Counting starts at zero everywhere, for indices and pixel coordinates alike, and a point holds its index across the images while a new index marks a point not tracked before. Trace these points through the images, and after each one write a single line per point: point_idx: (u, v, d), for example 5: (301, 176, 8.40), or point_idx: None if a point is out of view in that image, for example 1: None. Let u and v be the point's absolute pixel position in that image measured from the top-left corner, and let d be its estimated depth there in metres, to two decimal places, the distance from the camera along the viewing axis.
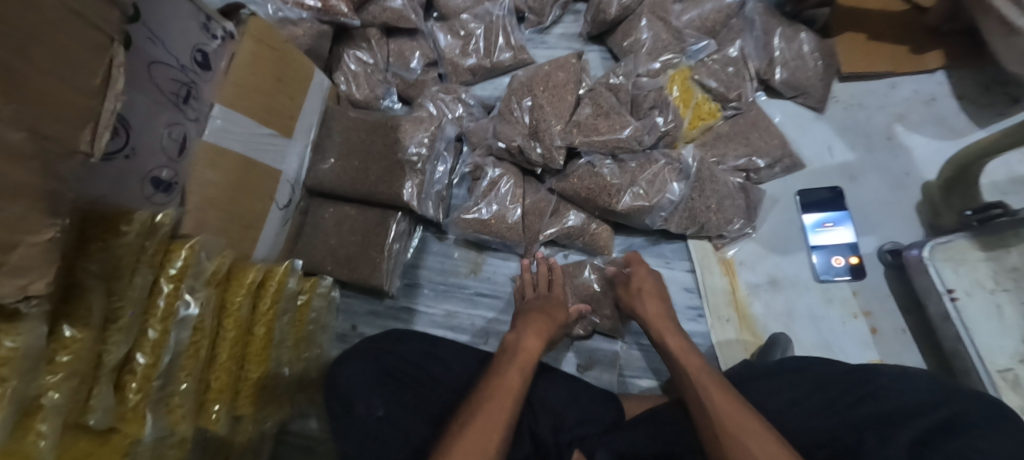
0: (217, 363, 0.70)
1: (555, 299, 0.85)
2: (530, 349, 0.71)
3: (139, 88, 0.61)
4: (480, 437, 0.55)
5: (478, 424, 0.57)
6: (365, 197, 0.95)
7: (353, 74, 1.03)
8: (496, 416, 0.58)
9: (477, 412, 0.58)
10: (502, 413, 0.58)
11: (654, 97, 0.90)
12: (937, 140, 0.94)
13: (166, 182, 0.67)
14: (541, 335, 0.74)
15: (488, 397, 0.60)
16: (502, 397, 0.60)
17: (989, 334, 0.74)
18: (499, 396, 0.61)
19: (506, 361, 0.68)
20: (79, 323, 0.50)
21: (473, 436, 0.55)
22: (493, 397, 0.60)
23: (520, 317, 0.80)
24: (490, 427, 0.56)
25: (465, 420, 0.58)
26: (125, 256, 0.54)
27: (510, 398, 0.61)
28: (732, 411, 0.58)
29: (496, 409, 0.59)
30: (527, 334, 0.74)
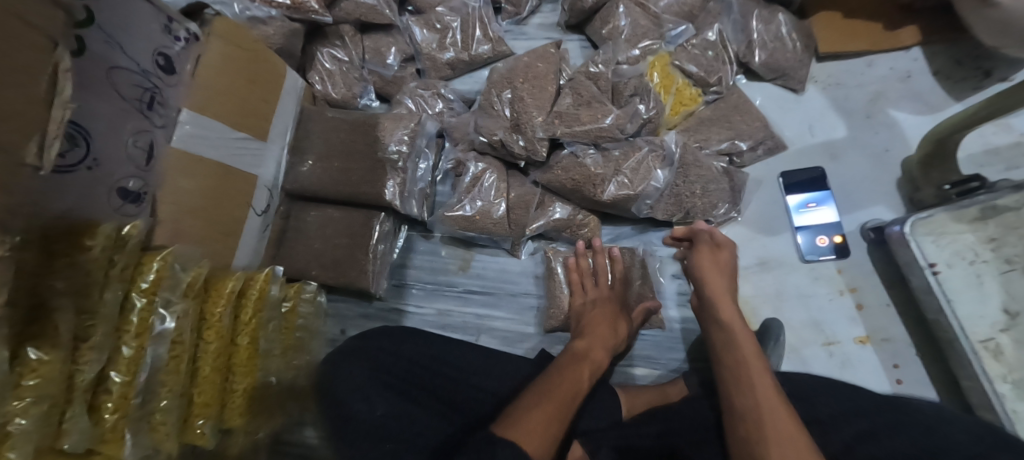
0: (200, 377, 0.69)
1: (616, 305, 0.86)
2: (596, 359, 0.74)
3: (98, 95, 0.58)
4: (545, 424, 0.58)
5: (546, 406, 0.60)
6: (347, 199, 0.93)
7: (329, 73, 1.01)
8: (562, 405, 0.62)
9: (546, 397, 0.62)
10: (564, 404, 0.62)
11: (635, 83, 0.89)
12: (915, 116, 0.95)
13: (135, 193, 0.65)
14: (606, 346, 0.78)
15: (554, 388, 0.64)
16: (568, 391, 0.64)
17: (970, 304, 0.76)
18: (566, 389, 0.65)
19: (572, 363, 0.71)
20: (46, 344, 0.48)
21: (544, 415, 0.59)
22: (560, 386, 0.65)
23: (585, 321, 0.83)
24: (556, 415, 0.60)
25: (538, 401, 0.61)
26: (93, 272, 0.52)
27: (572, 392, 0.65)
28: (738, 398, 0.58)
29: (554, 406, 0.61)
30: (596, 343, 0.78)
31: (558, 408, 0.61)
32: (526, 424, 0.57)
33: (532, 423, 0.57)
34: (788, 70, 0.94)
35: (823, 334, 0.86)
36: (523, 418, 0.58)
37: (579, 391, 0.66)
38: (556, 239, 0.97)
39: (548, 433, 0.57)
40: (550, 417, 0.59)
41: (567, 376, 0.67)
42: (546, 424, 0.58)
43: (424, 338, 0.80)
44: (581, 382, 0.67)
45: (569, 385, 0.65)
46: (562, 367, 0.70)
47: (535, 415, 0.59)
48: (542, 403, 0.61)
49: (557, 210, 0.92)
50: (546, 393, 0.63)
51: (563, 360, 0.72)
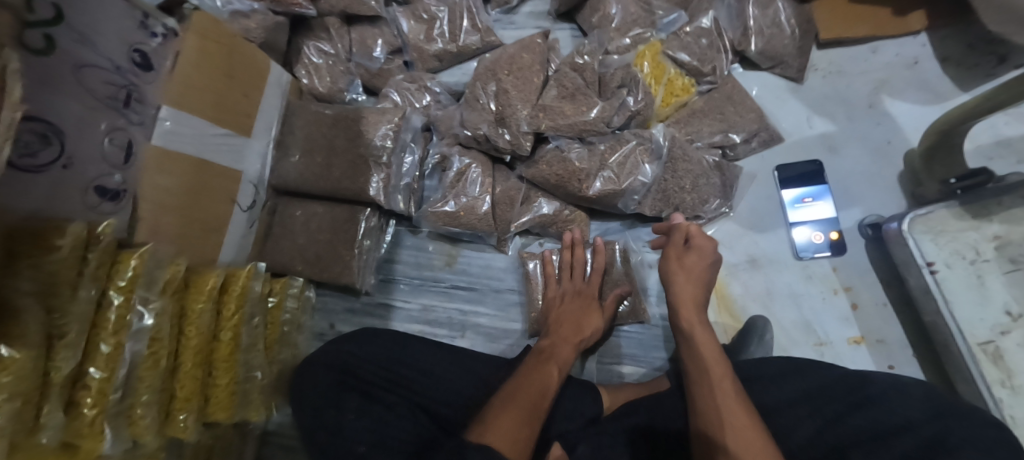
0: (182, 372, 0.69)
1: (588, 297, 0.85)
2: (563, 358, 0.72)
3: (68, 93, 0.59)
4: (512, 427, 0.56)
5: (515, 408, 0.59)
6: (331, 194, 0.93)
7: (315, 67, 1.00)
8: (533, 408, 0.60)
9: (514, 399, 0.60)
10: (535, 405, 0.61)
11: (622, 74, 0.86)
12: (921, 106, 0.90)
13: (114, 191, 0.65)
14: (573, 344, 0.76)
15: (522, 389, 0.62)
16: (536, 392, 0.63)
17: (969, 307, 0.73)
18: (536, 389, 0.63)
19: (539, 362, 0.70)
20: (18, 342, 0.48)
21: (513, 417, 0.57)
22: (529, 387, 0.63)
23: (552, 319, 0.82)
24: (526, 418, 0.58)
25: (506, 403, 0.60)
26: (64, 270, 0.53)
27: (541, 392, 0.63)
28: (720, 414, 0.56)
29: (522, 406, 0.59)
30: (560, 340, 0.76)
31: (526, 411, 0.59)
32: (496, 429, 0.55)
33: (504, 419, 0.57)
34: (786, 58, 0.90)
35: (814, 334, 0.83)
36: (494, 423, 0.56)
37: (547, 388, 0.64)
38: (543, 235, 0.96)
39: (520, 433, 0.56)
40: (521, 419, 0.57)
41: (535, 376, 0.66)
42: (517, 427, 0.56)
43: (392, 341, 0.80)
44: (550, 382, 0.66)
45: (537, 385, 0.64)
46: (531, 367, 0.69)
47: (504, 418, 0.57)
48: (509, 406, 0.59)
49: (542, 206, 0.90)
50: (515, 395, 0.61)
51: (531, 359, 0.71)
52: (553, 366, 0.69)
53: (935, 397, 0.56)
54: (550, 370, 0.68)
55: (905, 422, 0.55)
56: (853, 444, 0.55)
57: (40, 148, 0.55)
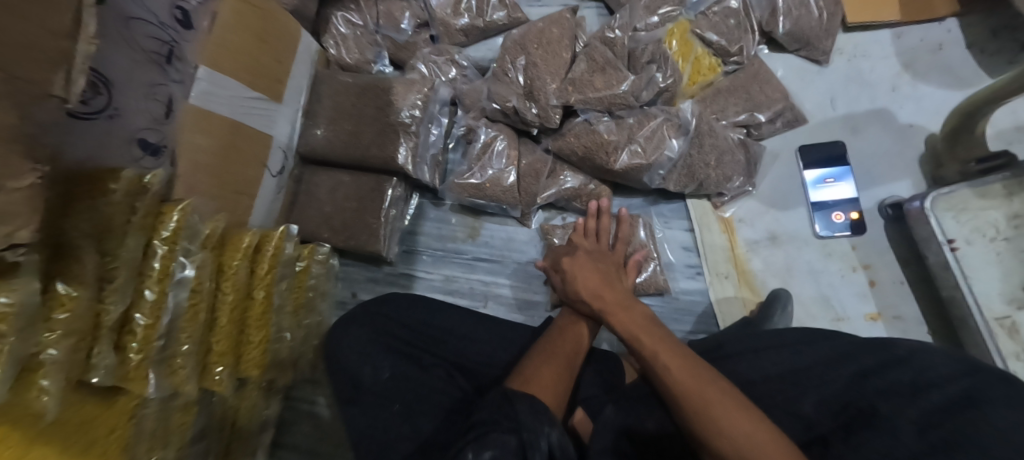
0: (218, 327, 0.71)
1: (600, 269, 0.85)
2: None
3: (116, 44, 0.58)
4: (548, 380, 0.60)
5: (554, 362, 0.63)
6: (359, 163, 0.94)
7: (343, 37, 1.01)
8: (567, 360, 0.65)
9: (550, 354, 0.65)
10: (571, 359, 0.65)
11: (652, 50, 0.87)
12: (944, 91, 0.92)
13: (154, 145, 0.66)
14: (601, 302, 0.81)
15: (556, 346, 0.67)
16: (570, 346, 0.68)
17: (988, 282, 0.75)
18: (569, 347, 0.67)
19: (570, 318, 0.75)
20: (74, 280, 0.49)
21: (553, 371, 0.62)
22: (562, 344, 0.68)
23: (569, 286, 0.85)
24: (563, 370, 0.63)
25: (544, 358, 0.64)
26: (114, 216, 0.54)
27: (575, 347, 0.68)
28: (669, 357, 0.56)
29: (557, 362, 0.64)
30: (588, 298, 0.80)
31: (565, 365, 0.64)
32: (538, 380, 0.60)
33: (541, 376, 0.60)
34: (812, 40, 0.92)
35: (832, 311, 0.85)
36: (534, 376, 0.60)
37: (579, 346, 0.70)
38: (566, 209, 0.98)
39: (555, 388, 0.60)
40: (560, 374, 0.62)
41: (569, 331, 0.71)
42: (556, 378, 0.61)
43: (431, 300, 0.83)
44: (581, 336, 0.71)
45: (571, 346, 0.68)
46: (562, 323, 0.74)
47: (545, 371, 0.61)
48: (547, 358, 0.64)
49: (568, 179, 0.93)
50: (551, 351, 0.66)
51: (563, 316, 0.75)
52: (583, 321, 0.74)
53: (964, 362, 0.58)
54: (579, 326, 0.72)
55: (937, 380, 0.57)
56: (881, 397, 0.56)
57: (91, 96, 0.55)
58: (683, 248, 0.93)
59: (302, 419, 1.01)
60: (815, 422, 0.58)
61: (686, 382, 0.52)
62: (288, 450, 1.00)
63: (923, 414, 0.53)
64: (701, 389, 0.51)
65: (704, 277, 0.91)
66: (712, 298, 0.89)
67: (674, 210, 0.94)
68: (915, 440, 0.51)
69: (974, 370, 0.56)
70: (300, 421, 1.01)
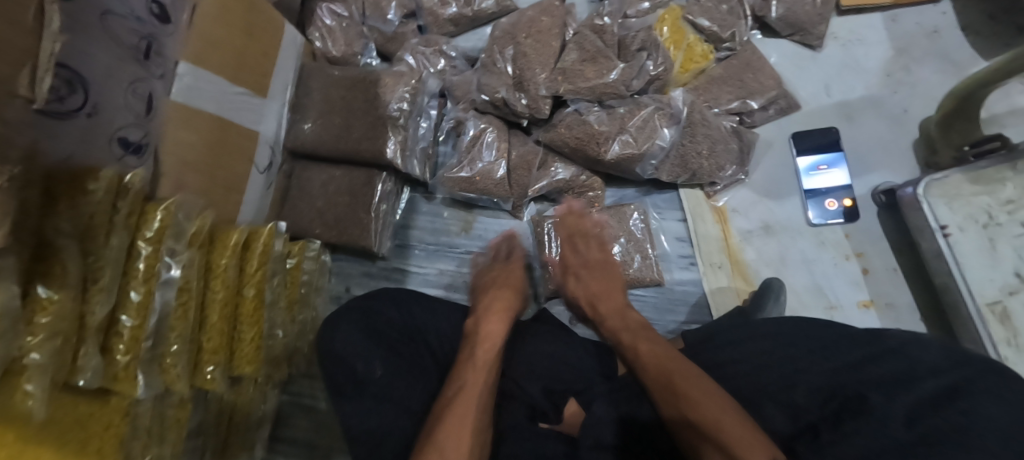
0: (208, 325, 0.70)
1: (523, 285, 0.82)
2: (489, 337, 0.71)
3: (93, 40, 0.56)
4: (462, 416, 0.59)
5: (462, 400, 0.61)
6: (349, 157, 0.93)
7: (329, 29, 1.00)
8: (462, 426, 0.58)
9: (447, 415, 0.60)
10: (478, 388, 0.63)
11: (643, 37, 0.85)
12: (939, 75, 0.91)
13: (137, 143, 0.64)
14: (502, 309, 0.76)
15: (450, 408, 0.61)
16: (469, 399, 0.61)
17: (981, 268, 0.74)
18: (469, 403, 0.61)
19: (469, 351, 0.68)
20: (55, 283, 0.49)
21: (452, 450, 0.56)
22: (464, 389, 0.63)
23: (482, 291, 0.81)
24: (461, 441, 0.57)
25: (437, 434, 0.58)
26: (96, 216, 0.53)
27: (483, 383, 0.64)
28: (684, 379, 0.59)
29: (468, 393, 0.62)
30: (492, 309, 0.75)
31: (463, 434, 0.58)
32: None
33: (455, 415, 0.59)
34: (806, 25, 0.91)
35: (825, 299, 0.85)
36: (443, 423, 0.59)
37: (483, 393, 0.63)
38: (559, 200, 0.97)
39: (466, 432, 0.58)
40: (461, 449, 0.57)
41: (469, 371, 0.65)
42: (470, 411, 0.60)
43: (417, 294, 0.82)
44: (482, 376, 0.65)
45: (473, 403, 0.61)
46: (462, 362, 0.67)
47: (445, 432, 0.58)
48: (443, 431, 0.58)
49: (559, 171, 0.92)
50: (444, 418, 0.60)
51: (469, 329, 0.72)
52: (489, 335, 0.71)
53: (953, 355, 0.58)
54: (472, 372, 0.64)
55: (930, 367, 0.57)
56: (872, 386, 0.57)
57: (66, 93, 0.53)
58: (676, 239, 0.92)
59: (297, 415, 1.01)
60: (805, 412, 0.58)
61: (704, 413, 0.54)
62: (286, 444, 1.00)
63: (912, 403, 0.54)
64: (716, 418, 0.53)
65: (697, 267, 0.91)
66: (706, 288, 0.89)
67: (666, 200, 0.94)
68: (904, 430, 0.51)
69: (964, 362, 0.57)
70: (295, 417, 1.01)
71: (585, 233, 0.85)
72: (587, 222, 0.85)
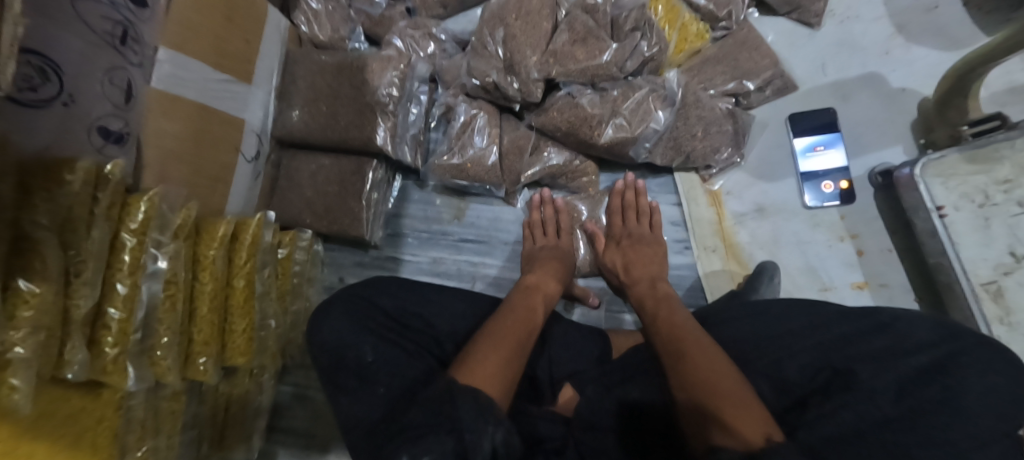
0: (198, 317, 0.70)
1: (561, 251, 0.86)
2: (546, 292, 0.75)
3: (65, 28, 0.54)
4: (507, 349, 0.59)
5: (506, 337, 0.61)
6: (336, 145, 0.91)
7: (315, 13, 0.97)
8: (513, 350, 0.60)
9: (502, 335, 0.61)
10: (523, 333, 0.63)
11: (636, 16, 0.82)
12: (938, 52, 0.89)
13: (118, 134, 0.63)
14: (556, 277, 0.79)
15: (504, 331, 0.62)
16: (521, 330, 0.63)
17: (975, 246, 0.73)
18: (521, 335, 0.63)
19: (524, 296, 0.72)
20: (37, 276, 0.48)
21: (498, 359, 0.58)
22: (513, 327, 0.63)
23: (531, 261, 0.84)
24: (510, 360, 0.58)
25: (493, 344, 0.59)
26: (75, 208, 0.51)
27: (529, 332, 0.64)
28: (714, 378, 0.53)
29: (514, 331, 0.63)
30: (544, 274, 0.79)
31: (514, 355, 0.59)
32: (482, 367, 0.56)
33: (499, 345, 0.59)
34: (803, 2, 0.89)
35: (819, 280, 0.85)
36: (485, 353, 0.58)
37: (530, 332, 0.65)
38: (552, 186, 0.97)
39: (507, 367, 0.58)
40: (507, 358, 0.58)
41: (523, 311, 0.67)
42: (511, 350, 0.60)
43: (415, 287, 0.82)
44: (535, 315, 0.68)
45: (523, 332, 0.63)
46: (517, 302, 0.70)
47: (490, 358, 0.58)
48: (497, 347, 0.59)
49: (551, 156, 0.90)
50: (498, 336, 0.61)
51: (516, 293, 0.73)
52: (539, 296, 0.73)
53: (946, 330, 0.59)
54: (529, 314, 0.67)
55: (917, 346, 0.58)
56: (859, 359, 0.58)
57: (40, 82, 0.51)
58: (670, 224, 0.91)
59: (293, 404, 1.02)
60: (793, 387, 0.59)
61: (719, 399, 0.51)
62: (283, 434, 1.01)
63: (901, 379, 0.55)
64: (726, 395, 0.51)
65: (692, 251, 0.90)
66: (700, 272, 0.88)
67: (661, 185, 0.93)
68: (891, 406, 0.53)
69: (954, 337, 0.58)
70: (291, 406, 1.02)
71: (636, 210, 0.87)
72: (640, 201, 0.87)
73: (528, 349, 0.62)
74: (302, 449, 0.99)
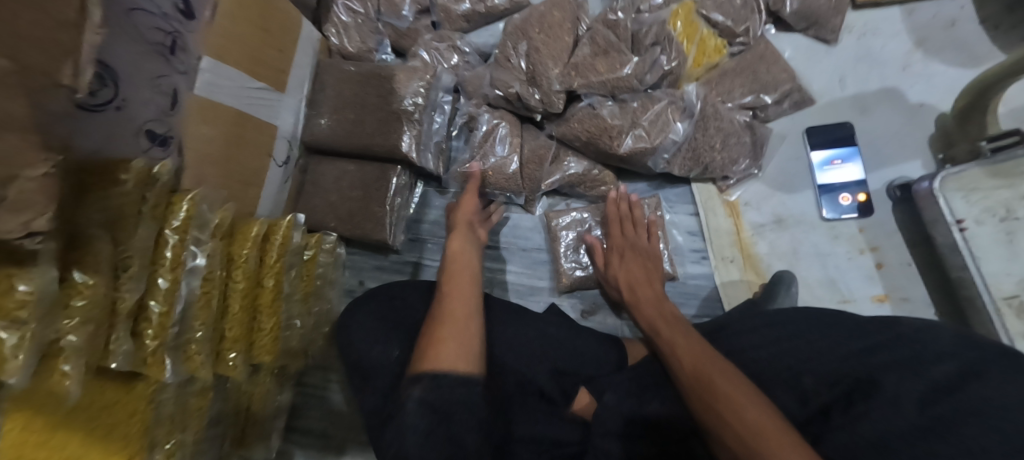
0: (230, 315, 0.72)
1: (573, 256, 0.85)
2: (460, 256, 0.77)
3: (122, 38, 0.58)
4: (454, 324, 0.62)
5: (449, 314, 0.64)
6: (362, 151, 0.94)
7: (344, 26, 1.01)
8: (453, 323, 0.62)
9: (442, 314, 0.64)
10: (466, 305, 0.66)
11: (656, 32, 0.85)
12: (955, 68, 0.90)
13: (162, 137, 0.66)
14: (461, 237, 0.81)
15: (444, 309, 0.65)
16: (462, 299, 0.66)
17: (998, 261, 0.73)
18: (460, 309, 0.65)
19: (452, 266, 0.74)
20: (90, 269, 0.51)
21: (450, 334, 0.61)
22: (453, 303, 0.66)
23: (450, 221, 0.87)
24: (462, 330, 0.62)
25: (439, 325, 0.62)
26: (125, 205, 0.54)
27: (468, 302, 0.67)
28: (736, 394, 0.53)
29: (454, 304, 0.65)
30: (455, 237, 0.82)
31: (457, 326, 0.62)
32: (438, 347, 0.59)
33: (444, 325, 0.62)
34: (821, 19, 0.91)
35: (839, 293, 0.86)
36: (435, 336, 0.61)
37: (474, 302, 0.68)
38: (571, 195, 0.99)
39: (458, 338, 0.61)
40: (459, 333, 0.61)
41: (460, 282, 0.69)
42: (459, 324, 0.62)
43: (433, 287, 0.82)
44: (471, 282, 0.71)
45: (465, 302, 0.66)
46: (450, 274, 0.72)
47: (443, 335, 0.60)
48: (442, 324, 0.62)
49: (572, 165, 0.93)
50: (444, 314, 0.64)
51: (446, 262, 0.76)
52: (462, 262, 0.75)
53: (969, 341, 0.58)
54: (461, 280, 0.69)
55: (940, 357, 0.58)
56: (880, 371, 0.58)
57: (98, 88, 0.54)
58: (687, 233, 0.92)
59: (312, 404, 1.04)
60: (816, 396, 0.60)
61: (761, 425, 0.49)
62: (301, 434, 1.02)
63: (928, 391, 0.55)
64: (738, 401, 0.52)
65: (709, 261, 0.91)
66: (718, 282, 0.89)
67: (679, 195, 0.94)
68: (918, 414, 0.52)
69: (976, 348, 0.57)
70: (310, 405, 1.04)
71: (632, 221, 0.88)
72: (638, 214, 0.88)
73: (476, 317, 0.65)
74: (319, 449, 1.01)
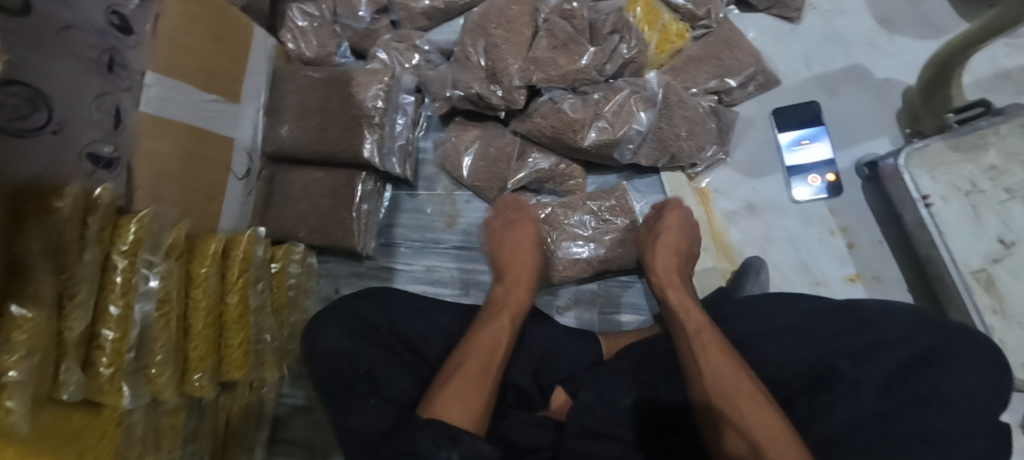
0: (193, 333, 0.71)
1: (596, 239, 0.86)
2: (513, 303, 0.74)
3: (51, 57, 0.56)
4: (474, 379, 0.60)
5: (470, 366, 0.62)
6: (327, 159, 0.93)
7: (301, 31, 0.99)
8: (481, 376, 0.61)
9: (466, 364, 0.62)
10: (490, 356, 0.64)
11: (614, 20, 0.83)
12: (921, 41, 0.89)
13: (108, 158, 0.65)
14: (525, 286, 0.78)
15: (471, 355, 0.64)
16: (485, 353, 0.64)
17: (962, 236, 0.73)
18: (489, 357, 0.64)
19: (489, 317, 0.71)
20: (30, 301, 0.49)
21: (467, 387, 0.59)
22: (477, 350, 0.64)
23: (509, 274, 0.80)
24: (480, 383, 0.60)
25: (458, 373, 0.61)
26: (66, 232, 0.53)
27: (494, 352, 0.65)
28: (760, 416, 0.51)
29: (480, 356, 0.64)
30: (513, 286, 0.78)
31: (478, 378, 0.61)
32: (449, 399, 0.58)
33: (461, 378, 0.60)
34: None
35: (811, 275, 0.85)
36: (446, 389, 0.59)
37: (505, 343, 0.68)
38: (540, 191, 0.98)
39: (478, 390, 0.60)
40: (478, 385, 0.60)
41: (486, 331, 0.67)
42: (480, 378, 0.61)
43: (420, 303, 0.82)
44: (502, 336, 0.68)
45: (494, 349, 0.65)
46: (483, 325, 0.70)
47: (457, 387, 0.59)
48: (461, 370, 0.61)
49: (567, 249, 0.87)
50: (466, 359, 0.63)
51: (487, 309, 0.74)
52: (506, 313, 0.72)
53: (926, 321, 0.59)
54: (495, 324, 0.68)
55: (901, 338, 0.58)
56: (838, 357, 0.58)
57: (28, 113, 0.53)
58: None
59: (294, 415, 1.03)
60: (786, 382, 0.59)
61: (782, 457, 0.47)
62: (285, 445, 1.02)
63: (886, 375, 0.55)
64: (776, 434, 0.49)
65: None
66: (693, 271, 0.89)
67: (648, 185, 0.94)
68: (878, 399, 0.53)
69: (939, 328, 0.58)
70: (292, 417, 1.03)
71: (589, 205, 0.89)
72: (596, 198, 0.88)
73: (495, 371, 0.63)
74: None
